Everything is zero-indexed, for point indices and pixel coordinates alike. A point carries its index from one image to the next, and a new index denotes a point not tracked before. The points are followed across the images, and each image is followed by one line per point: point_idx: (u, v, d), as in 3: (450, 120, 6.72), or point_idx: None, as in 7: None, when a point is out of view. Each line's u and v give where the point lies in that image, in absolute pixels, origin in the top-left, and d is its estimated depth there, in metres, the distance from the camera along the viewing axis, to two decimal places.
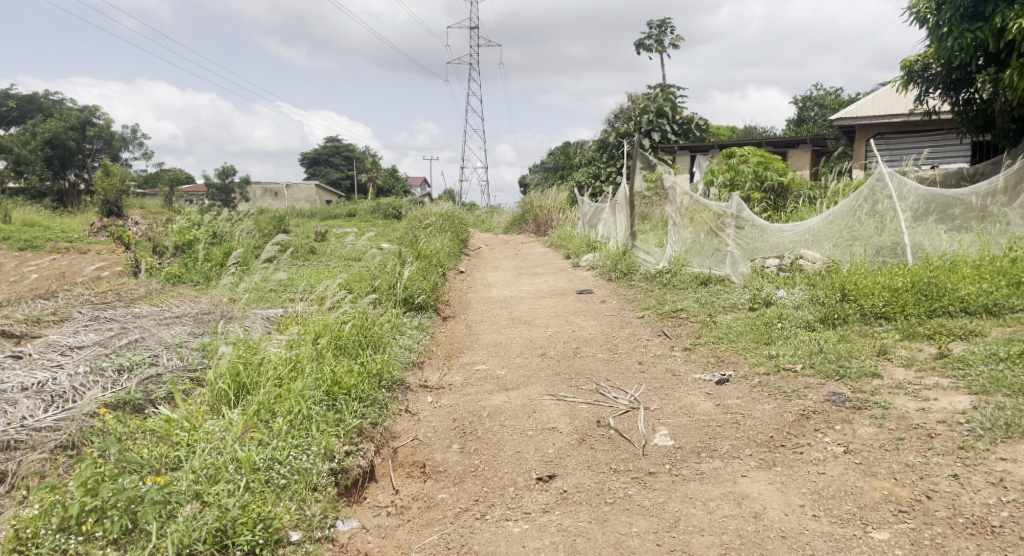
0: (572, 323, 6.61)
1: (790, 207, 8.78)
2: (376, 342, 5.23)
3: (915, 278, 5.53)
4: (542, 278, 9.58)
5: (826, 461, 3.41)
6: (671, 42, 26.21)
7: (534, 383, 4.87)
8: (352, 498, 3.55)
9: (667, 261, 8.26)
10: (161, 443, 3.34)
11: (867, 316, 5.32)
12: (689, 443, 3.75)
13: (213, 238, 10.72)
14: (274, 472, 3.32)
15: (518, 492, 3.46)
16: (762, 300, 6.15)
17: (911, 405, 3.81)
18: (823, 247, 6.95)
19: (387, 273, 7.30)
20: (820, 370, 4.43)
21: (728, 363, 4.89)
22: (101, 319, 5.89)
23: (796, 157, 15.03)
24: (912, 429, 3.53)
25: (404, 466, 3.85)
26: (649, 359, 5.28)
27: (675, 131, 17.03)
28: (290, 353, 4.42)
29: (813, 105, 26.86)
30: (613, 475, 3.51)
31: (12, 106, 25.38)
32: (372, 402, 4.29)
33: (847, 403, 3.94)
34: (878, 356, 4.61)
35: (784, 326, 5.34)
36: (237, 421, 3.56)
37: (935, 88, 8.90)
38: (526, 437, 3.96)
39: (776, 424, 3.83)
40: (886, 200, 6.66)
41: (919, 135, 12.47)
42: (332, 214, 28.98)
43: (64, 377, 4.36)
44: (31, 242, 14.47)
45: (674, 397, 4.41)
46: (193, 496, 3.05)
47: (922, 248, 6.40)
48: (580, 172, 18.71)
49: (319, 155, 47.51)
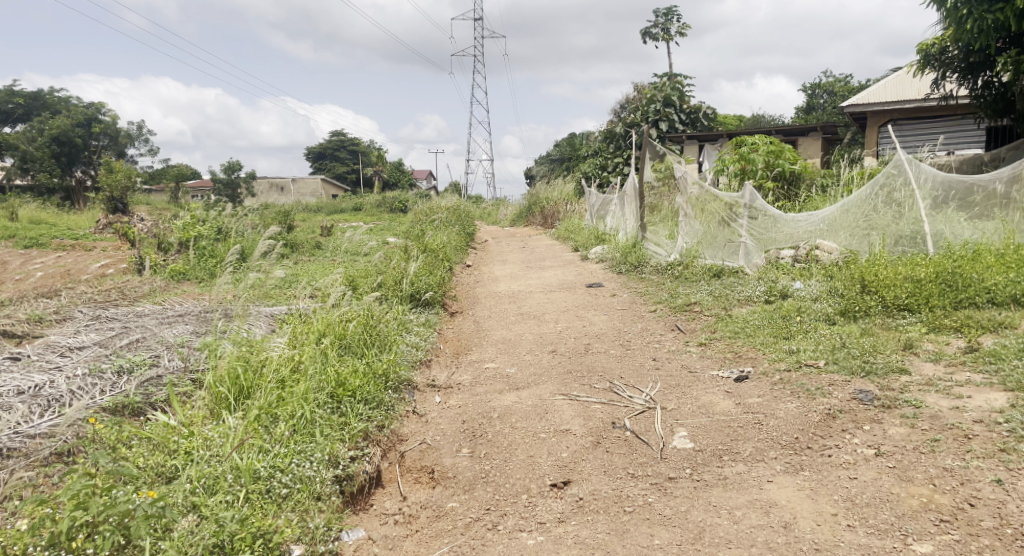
0: (583, 318, 6.43)
1: (803, 196, 8.53)
2: (382, 339, 5.06)
3: (938, 268, 5.33)
4: (551, 271, 9.41)
5: (857, 465, 3.23)
6: (679, 31, 25.85)
7: (546, 382, 4.70)
8: (358, 506, 3.41)
9: (678, 253, 8.06)
10: (159, 452, 3.20)
11: (889, 308, 5.11)
12: (710, 446, 3.57)
13: (217, 234, 10.59)
14: (275, 481, 3.15)
15: (532, 500, 3.29)
16: (778, 292, 5.97)
17: (944, 403, 3.62)
18: (839, 236, 6.74)
19: (393, 268, 7.14)
20: (845, 365, 4.24)
21: (746, 360, 4.70)
22: (101, 318, 5.75)
23: (806, 144, 14.71)
24: (947, 430, 3.35)
25: (412, 472, 3.68)
26: (664, 355, 5.10)
27: (682, 121, 16.76)
28: (292, 352, 4.25)
29: (822, 93, 26.51)
30: (632, 481, 3.35)
31: (18, 103, 25.39)
32: (378, 404, 4.13)
33: (876, 402, 3.75)
34: (903, 351, 4.41)
35: (803, 320, 5.16)
36: (236, 427, 3.40)
37: (952, 72, 8.63)
38: (537, 440, 3.79)
39: (801, 425, 3.64)
40: (903, 187, 6.42)
41: (932, 122, 12.15)
42: (338, 208, 28.81)
43: (62, 380, 4.23)
44: (38, 240, 14.43)
45: (691, 396, 4.22)
46: (190, 508, 2.91)
47: (943, 237, 6.18)
48: (587, 163, 18.47)
49: (325, 149, 47.28)
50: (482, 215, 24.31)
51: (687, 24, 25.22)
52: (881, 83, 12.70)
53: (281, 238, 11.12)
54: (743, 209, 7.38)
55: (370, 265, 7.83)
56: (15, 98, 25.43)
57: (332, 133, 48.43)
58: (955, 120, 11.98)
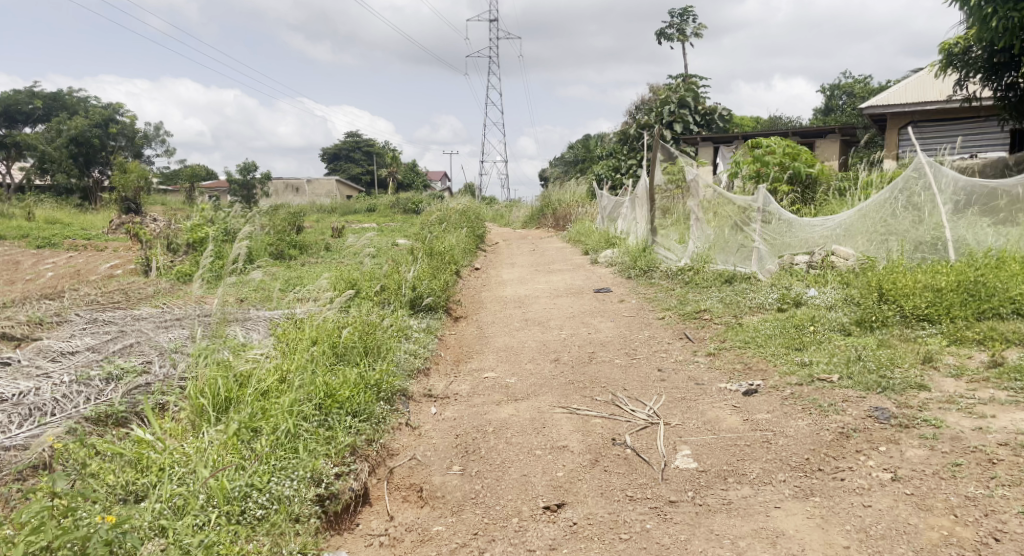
0: (588, 325, 6.23)
1: (819, 200, 8.28)
2: (376, 346, 4.89)
3: (960, 276, 5.06)
4: (559, 275, 9.21)
5: (871, 491, 3.02)
6: (694, 31, 25.54)
7: (546, 393, 4.51)
8: (342, 526, 3.25)
9: (689, 258, 7.82)
10: (130, 469, 3.08)
11: (908, 318, 4.86)
12: (714, 466, 3.36)
13: (225, 235, 10.48)
14: (251, 501, 3.03)
15: (523, 524, 3.10)
16: (791, 299, 5.72)
17: (966, 423, 3.39)
18: (856, 241, 6.47)
19: (395, 273, 6.95)
20: (860, 381, 4.00)
21: (756, 372, 4.48)
22: (99, 321, 5.61)
23: (824, 147, 14.39)
24: (969, 453, 3.13)
25: (400, 490, 3.50)
26: (670, 365, 4.89)
27: (696, 122, 16.47)
28: (279, 362, 4.07)
29: (841, 94, 26.14)
30: (630, 505, 3.15)
31: (39, 105, 25.49)
32: (368, 417, 3.95)
33: (893, 421, 3.52)
34: (923, 364, 4.17)
35: (817, 330, 4.92)
36: (213, 444, 3.25)
37: (975, 72, 8.32)
38: (533, 457, 3.60)
39: (812, 444, 3.43)
40: (923, 191, 6.16)
41: (955, 123, 11.80)
42: (352, 209, 28.72)
43: (47, 387, 4.08)
44: (53, 239, 14.44)
45: (697, 411, 4.02)
46: (157, 531, 2.82)
47: (965, 243, 5.88)
48: (600, 164, 18.22)
49: (340, 150, 47.38)
50: (494, 216, 24.12)
51: (703, 25, 24.81)
52: (903, 83, 12.35)
53: (289, 239, 11.01)
54: (756, 214, 7.15)
55: (373, 268, 7.66)
56: (36, 99, 25.50)
57: (347, 135, 48.46)
58: (980, 121, 11.61)
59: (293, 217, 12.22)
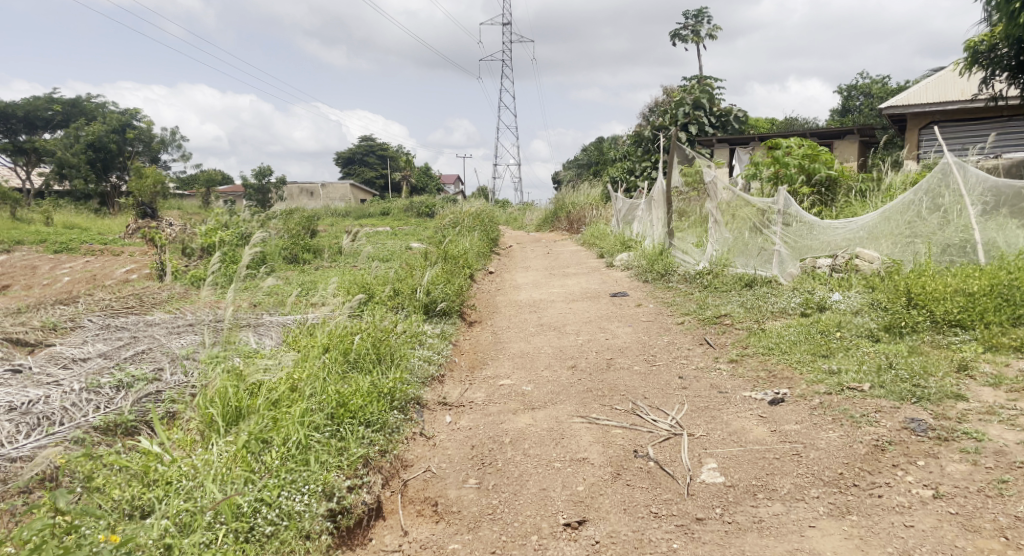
0: (606, 330, 6.08)
1: (841, 201, 8.09)
2: (389, 353, 4.75)
3: (993, 280, 4.85)
4: (575, 279, 9.06)
5: (912, 509, 2.87)
6: (709, 32, 25.31)
7: (564, 402, 4.36)
8: (355, 542, 3.14)
9: (707, 261, 7.64)
10: (136, 482, 2.99)
11: (939, 324, 4.67)
12: (742, 481, 3.21)
13: (239, 239, 10.40)
14: (260, 517, 2.95)
15: (543, 542, 2.98)
16: (815, 304, 5.55)
17: (1009, 436, 3.22)
18: (880, 244, 6.28)
19: (408, 278, 6.81)
20: (892, 390, 3.82)
21: (781, 380, 4.32)
22: (112, 327, 5.53)
23: (843, 148, 14.14)
24: (1015, 469, 2.97)
25: (414, 503, 3.38)
26: (692, 373, 4.73)
27: (712, 124, 16.24)
28: (288, 370, 3.93)
29: (859, 95, 25.80)
30: (655, 522, 3.02)
31: (57, 110, 25.62)
32: (382, 426, 3.81)
33: (930, 433, 3.35)
34: (958, 373, 3.99)
35: (844, 336, 4.75)
36: (220, 456, 3.15)
37: (1001, 71, 8.09)
38: (552, 470, 3.46)
39: (845, 458, 3.27)
40: (950, 193, 5.96)
41: (979, 123, 11.52)
42: (366, 213, 28.63)
43: (56, 396, 3.99)
44: (69, 244, 14.42)
45: (721, 421, 3.86)
46: (163, 550, 2.74)
47: (995, 246, 5.70)
48: (614, 166, 18.01)
49: (353, 154, 47.48)
50: (508, 218, 24.00)
51: (719, 26, 24.59)
52: (923, 82, 12.10)
53: (303, 243, 10.91)
54: (776, 215, 6.94)
55: (384, 272, 7.52)
56: (54, 104, 25.63)
57: (360, 138, 48.52)
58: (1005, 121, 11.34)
59: (307, 221, 12.12)
